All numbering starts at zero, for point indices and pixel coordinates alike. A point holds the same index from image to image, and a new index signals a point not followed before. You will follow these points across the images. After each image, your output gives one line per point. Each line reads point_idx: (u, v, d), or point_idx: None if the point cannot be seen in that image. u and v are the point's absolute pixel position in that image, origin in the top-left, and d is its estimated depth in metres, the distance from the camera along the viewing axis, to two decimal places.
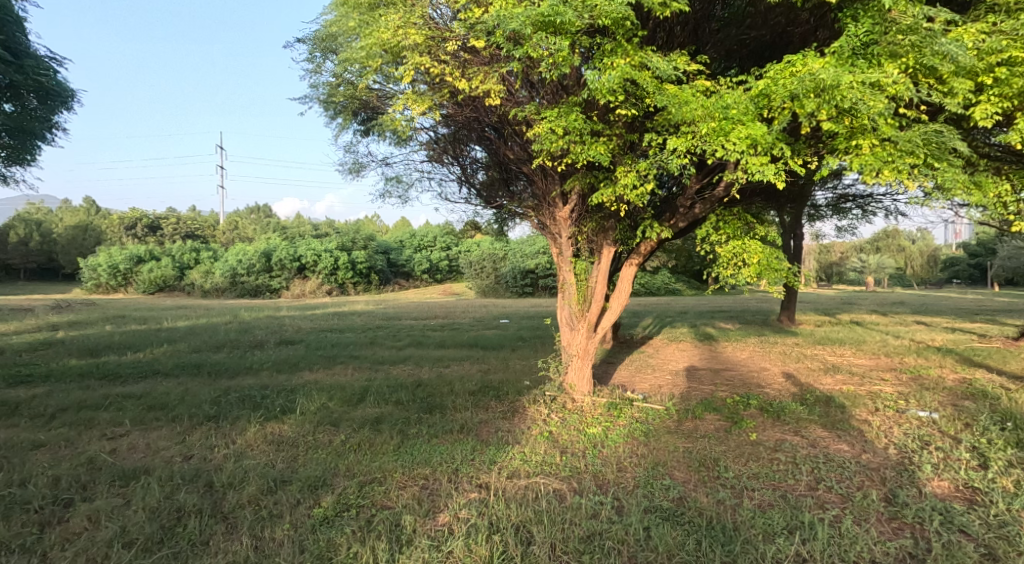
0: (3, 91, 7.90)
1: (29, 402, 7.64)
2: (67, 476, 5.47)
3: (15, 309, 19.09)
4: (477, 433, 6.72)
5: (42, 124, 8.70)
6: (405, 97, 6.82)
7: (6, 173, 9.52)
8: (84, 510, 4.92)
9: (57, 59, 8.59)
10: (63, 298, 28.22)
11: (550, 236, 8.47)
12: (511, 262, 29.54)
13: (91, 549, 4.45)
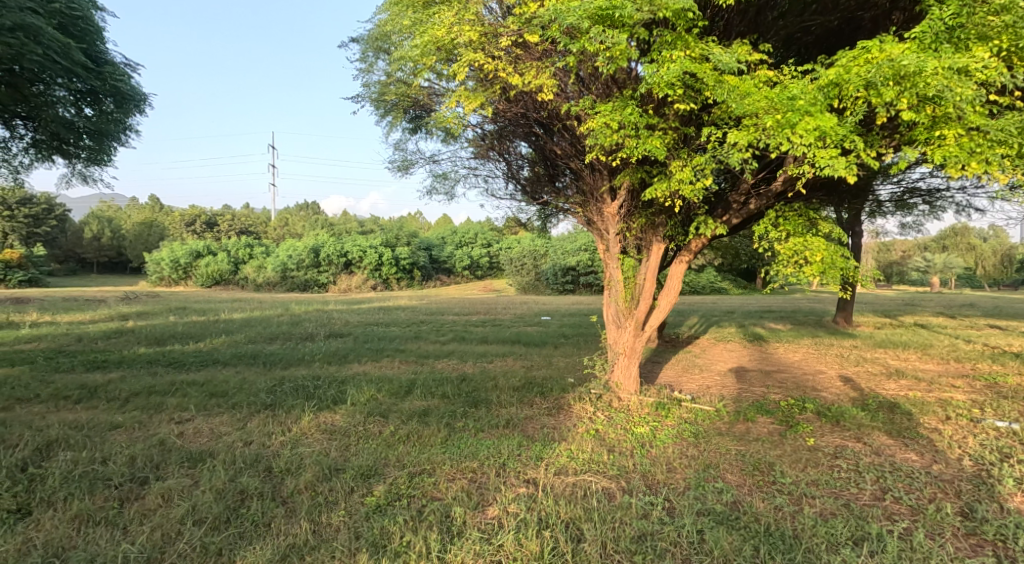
0: (83, 96, 8.27)
1: (104, 386, 8.03)
2: (142, 455, 5.71)
3: (89, 301, 20.19)
4: (523, 429, 6.72)
5: (118, 127, 9.05)
6: (457, 94, 6.87)
7: (88, 173, 10.02)
8: (157, 488, 5.12)
9: (133, 66, 8.97)
10: (129, 290, 29.62)
11: (598, 233, 8.41)
12: (552, 259, 29.45)
13: (163, 526, 4.64)
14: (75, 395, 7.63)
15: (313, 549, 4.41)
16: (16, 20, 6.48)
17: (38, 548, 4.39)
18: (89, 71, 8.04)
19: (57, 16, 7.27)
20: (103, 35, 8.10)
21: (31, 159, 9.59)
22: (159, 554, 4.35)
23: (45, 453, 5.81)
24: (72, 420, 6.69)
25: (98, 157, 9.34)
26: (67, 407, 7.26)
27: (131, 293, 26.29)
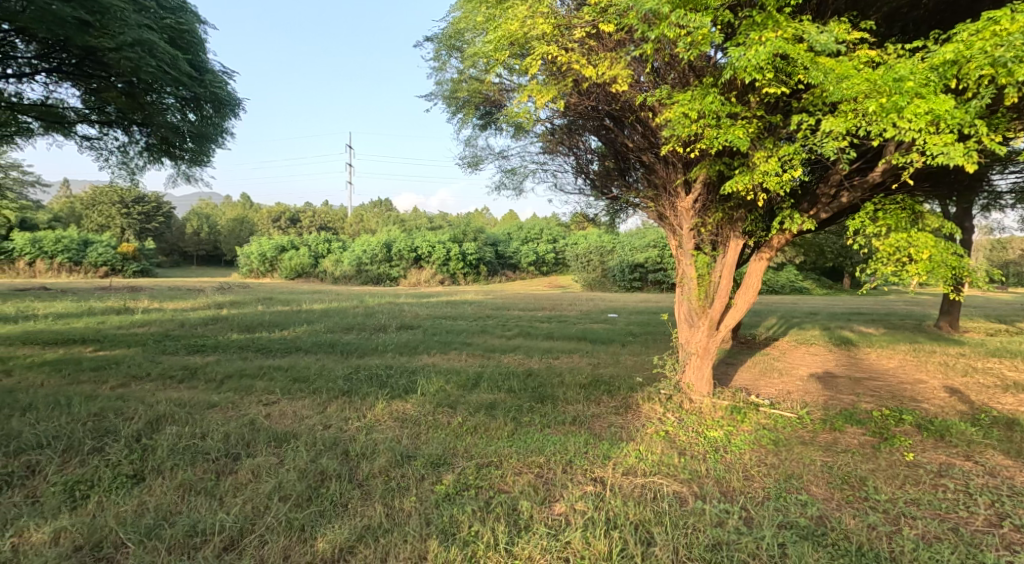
0: (186, 103, 8.68)
1: (203, 368, 8.44)
2: (235, 433, 5.92)
3: (189, 290, 21.48)
4: (591, 427, 6.53)
5: (217, 130, 9.47)
6: (529, 89, 6.73)
7: (190, 174, 10.56)
8: (248, 464, 5.29)
9: (231, 73, 9.36)
10: (220, 281, 31.36)
11: (670, 229, 8.09)
12: (619, 255, 28.89)
13: (252, 500, 4.78)
14: (179, 375, 8.04)
15: (386, 533, 4.44)
16: (136, 36, 7.03)
17: (149, 512, 4.61)
18: (194, 79, 8.48)
19: (168, 30, 7.76)
20: (205, 45, 8.50)
21: (144, 160, 10.21)
22: (250, 525, 4.47)
23: (154, 426, 6.12)
24: (177, 398, 7.03)
25: (199, 159, 9.87)
26: (173, 385, 7.66)
27: (224, 284, 27.79)
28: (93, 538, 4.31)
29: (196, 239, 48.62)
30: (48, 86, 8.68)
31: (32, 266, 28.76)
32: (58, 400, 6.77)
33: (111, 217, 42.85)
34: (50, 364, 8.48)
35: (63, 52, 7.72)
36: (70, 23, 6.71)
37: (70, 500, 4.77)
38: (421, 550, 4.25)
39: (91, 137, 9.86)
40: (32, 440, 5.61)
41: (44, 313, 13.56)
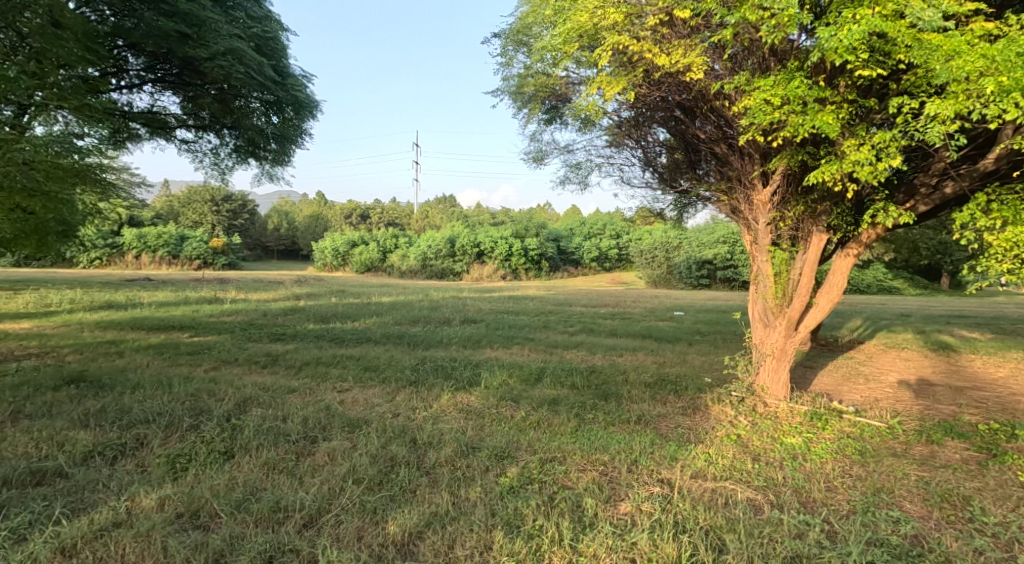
0: (270, 107, 8.94)
1: (284, 354, 8.71)
2: (313, 417, 6.04)
3: (270, 282, 22.39)
4: (657, 427, 6.28)
5: (299, 132, 9.69)
6: (598, 81, 6.50)
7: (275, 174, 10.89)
8: (325, 447, 5.37)
9: (310, 76, 9.60)
10: (297, 274, 32.61)
11: (745, 224, 7.67)
12: (686, 251, 28.05)
13: (328, 481, 4.83)
14: (262, 360, 8.33)
15: (453, 521, 4.41)
16: (227, 46, 7.43)
17: (238, 486, 4.72)
18: (277, 83, 8.71)
19: (255, 38, 8.11)
20: (288, 50, 8.87)
21: (233, 161, 10.57)
22: (327, 505, 4.52)
23: (242, 407, 6.33)
24: (261, 382, 7.27)
25: (281, 159, 10.15)
26: (257, 370, 7.94)
27: (301, 276, 28.90)
28: (192, 506, 4.44)
29: (276, 235, 51.01)
30: (154, 95, 9.15)
31: (139, 259, 31.51)
32: (160, 380, 7.13)
33: (203, 213, 45.41)
34: (153, 348, 8.97)
35: (169, 63, 8.26)
36: (172, 36, 7.50)
37: (172, 471, 4.94)
38: (487, 540, 4.19)
39: (189, 140, 10.28)
40: (139, 416, 5.89)
41: (147, 301, 14.46)
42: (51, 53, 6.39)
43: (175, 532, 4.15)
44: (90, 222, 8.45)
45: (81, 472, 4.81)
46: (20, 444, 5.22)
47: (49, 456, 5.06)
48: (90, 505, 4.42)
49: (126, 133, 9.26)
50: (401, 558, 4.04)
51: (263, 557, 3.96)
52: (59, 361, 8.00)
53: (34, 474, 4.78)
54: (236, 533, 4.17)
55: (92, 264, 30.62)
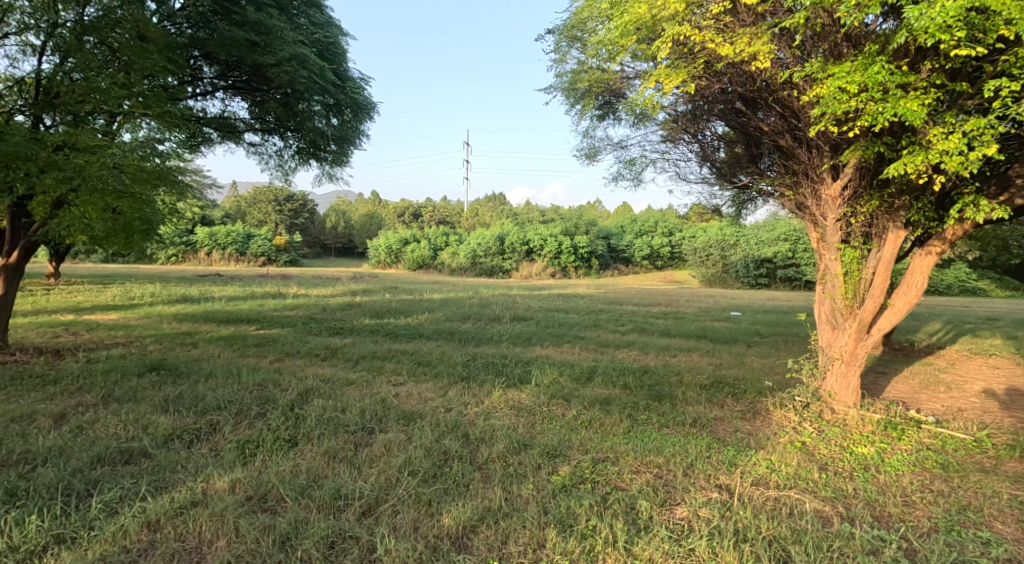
0: (329, 109, 9.07)
1: (342, 348, 8.82)
2: (370, 409, 6.05)
3: (328, 279, 22.93)
4: (714, 431, 6.01)
5: (356, 133, 9.80)
6: (655, 74, 6.22)
7: (333, 173, 11.07)
8: (381, 438, 5.35)
9: (366, 78, 9.72)
10: (353, 270, 33.30)
11: (811, 220, 7.23)
12: (743, 249, 27.16)
13: (385, 472, 4.80)
14: (322, 353, 8.45)
15: (506, 517, 4.31)
16: (292, 52, 7.58)
17: (302, 473, 4.73)
18: (337, 85, 8.85)
19: (318, 43, 8.33)
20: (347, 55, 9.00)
21: (297, 163, 10.78)
22: (385, 495, 4.49)
23: (305, 398, 6.41)
24: (322, 373, 7.38)
25: (340, 160, 10.31)
26: (318, 362, 8.06)
27: (356, 273, 29.43)
28: (260, 490, 4.47)
29: (334, 233, 52.41)
30: (225, 101, 9.41)
31: (209, 256, 32.94)
32: (230, 369, 7.33)
33: (268, 214, 47.11)
34: (223, 339, 9.25)
35: (239, 71, 8.48)
36: (243, 44, 7.67)
37: (242, 456, 5.00)
38: (539, 537, 4.07)
39: (257, 143, 10.56)
40: (212, 403, 6.04)
41: (218, 295, 14.98)
42: (138, 64, 6.67)
43: (245, 514, 4.18)
44: (171, 221, 8.73)
45: (163, 453, 4.93)
46: (109, 425, 5.40)
47: (134, 437, 5.21)
48: (171, 485, 4.51)
49: (203, 137, 9.66)
50: (456, 551, 3.96)
51: (325, 542, 3.94)
52: (141, 350, 8.34)
53: (122, 453, 4.92)
54: (301, 517, 4.17)
55: (170, 260, 32.24)
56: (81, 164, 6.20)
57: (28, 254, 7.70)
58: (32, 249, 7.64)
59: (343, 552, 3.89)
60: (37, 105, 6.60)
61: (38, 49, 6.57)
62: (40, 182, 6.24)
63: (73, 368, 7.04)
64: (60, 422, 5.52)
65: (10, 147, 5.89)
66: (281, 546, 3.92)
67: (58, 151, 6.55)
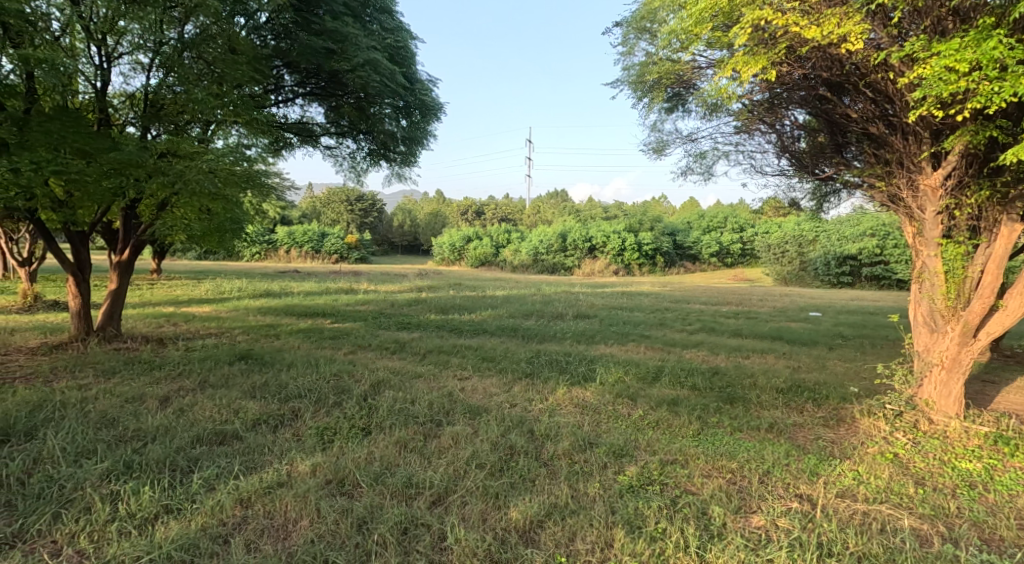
0: (399, 111, 9.15)
1: (409, 342, 8.88)
2: (438, 401, 6.00)
3: (394, 276, 23.20)
4: (792, 437, 5.61)
5: (424, 134, 9.85)
6: (732, 61, 5.86)
7: (402, 173, 11.18)
8: (449, 431, 5.28)
9: (435, 80, 9.73)
10: (418, 267, 33.79)
11: (907, 214, 6.64)
12: (824, 246, 25.82)
13: (454, 463, 4.72)
14: (390, 347, 8.52)
15: (573, 514, 4.14)
16: (365, 57, 7.59)
17: (376, 460, 4.71)
18: (407, 88, 8.92)
19: (390, 48, 8.34)
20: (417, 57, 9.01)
21: (368, 164, 10.95)
22: (454, 486, 4.41)
23: (377, 389, 6.44)
24: (392, 366, 7.42)
25: (409, 160, 10.39)
26: (387, 355, 8.13)
27: (421, 270, 29.77)
28: (339, 475, 4.48)
29: (401, 231, 53.68)
30: (302, 106, 9.63)
31: (287, 254, 34.44)
32: (308, 359, 7.49)
33: (340, 213, 48.74)
34: (301, 331, 9.50)
35: (316, 77, 8.65)
36: (320, 52, 7.83)
37: (321, 442, 5.04)
38: (608, 536, 3.89)
39: (330, 145, 10.78)
40: (293, 391, 6.15)
41: (295, 291, 15.48)
42: (229, 77, 6.81)
43: (326, 496, 4.19)
44: (257, 220, 9.00)
45: (252, 436, 5.02)
46: (205, 408, 5.56)
47: (227, 420, 5.34)
48: (261, 466, 4.58)
49: (285, 143, 9.76)
50: (523, 545, 3.84)
51: (398, 528, 3.90)
52: (230, 340, 8.66)
53: (217, 435, 5.04)
54: (376, 503, 4.14)
55: (252, 258, 33.91)
56: (181, 169, 6.43)
57: (139, 251, 7.90)
58: (142, 247, 7.88)
59: (416, 538, 3.84)
60: (146, 118, 6.93)
61: (146, 66, 6.88)
62: (146, 186, 6.48)
63: (173, 356, 7.34)
64: (163, 404, 5.72)
65: (123, 156, 6.18)
66: (358, 529, 3.90)
67: (163, 158, 6.83)
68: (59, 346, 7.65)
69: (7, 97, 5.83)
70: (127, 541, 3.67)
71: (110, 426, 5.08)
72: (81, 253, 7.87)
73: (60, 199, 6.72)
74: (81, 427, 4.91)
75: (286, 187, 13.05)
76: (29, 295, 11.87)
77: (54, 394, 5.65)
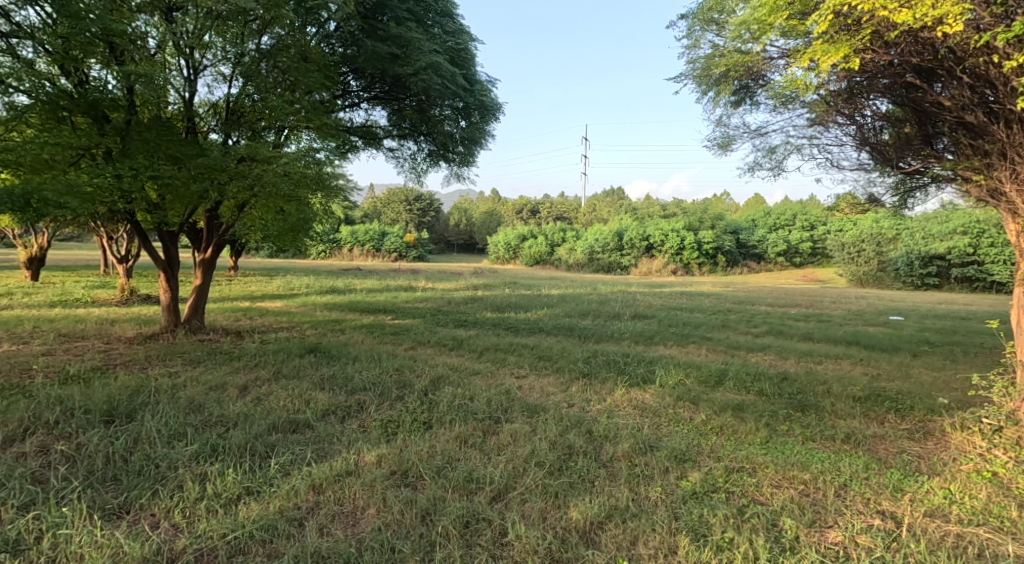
0: (457, 112, 9.27)
1: (467, 339, 8.99)
2: (496, 399, 6.06)
3: (449, 274, 23.40)
4: (872, 449, 5.37)
5: (484, 135, 9.94)
6: (812, 50, 5.61)
7: (461, 173, 11.31)
8: (507, 428, 5.33)
9: (494, 81, 9.81)
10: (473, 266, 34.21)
11: (1009, 210, 6.25)
12: (907, 245, 24.46)
13: (513, 461, 4.75)
14: (448, 343, 8.65)
15: (634, 517, 4.10)
16: (427, 61, 7.75)
17: (438, 454, 4.80)
18: (467, 90, 9.05)
19: (451, 51, 8.46)
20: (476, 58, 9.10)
21: (428, 165, 11.14)
22: (514, 483, 4.45)
23: (437, 384, 6.55)
24: (451, 362, 7.54)
25: (467, 160, 10.49)
26: (445, 351, 8.27)
27: (478, 269, 30.01)
28: (402, 466, 4.58)
29: (457, 230, 54.40)
30: (367, 110, 9.88)
31: (349, 252, 35.56)
32: (372, 354, 7.70)
33: (399, 213, 49.85)
34: (364, 327, 9.77)
35: (381, 82, 8.87)
36: (386, 58, 8.01)
37: (385, 434, 5.17)
38: (670, 543, 3.84)
39: (393, 147, 11.02)
40: (359, 384, 6.34)
41: (357, 287, 15.93)
42: (302, 83, 7.11)
43: (391, 487, 4.31)
44: (325, 220, 9.26)
45: (322, 426, 5.21)
46: (280, 397, 5.81)
47: (299, 410, 5.56)
48: (330, 454, 4.75)
49: (350, 146, 10.06)
50: (584, 545, 3.83)
51: (461, 522, 3.97)
52: (300, 334, 9.00)
53: (291, 423, 5.25)
54: (438, 495, 4.23)
55: (317, 256, 35.19)
56: (258, 173, 6.70)
57: (220, 248, 8.31)
58: (223, 245, 8.34)
59: (477, 532, 3.90)
60: (226, 124, 7.35)
61: (228, 76, 7.21)
62: (229, 190, 6.80)
63: (251, 348, 7.70)
64: (243, 393, 6.01)
65: (209, 161, 6.61)
66: (422, 520, 3.99)
67: (242, 162, 7.11)
68: (152, 337, 8.17)
69: (111, 110, 6.50)
70: (215, 518, 3.88)
71: (197, 411, 5.38)
72: (170, 250, 8.35)
73: (156, 203, 7.14)
74: (173, 411, 5.23)
75: (350, 187, 13.44)
76: (125, 290, 12.67)
77: (149, 380, 6.07)
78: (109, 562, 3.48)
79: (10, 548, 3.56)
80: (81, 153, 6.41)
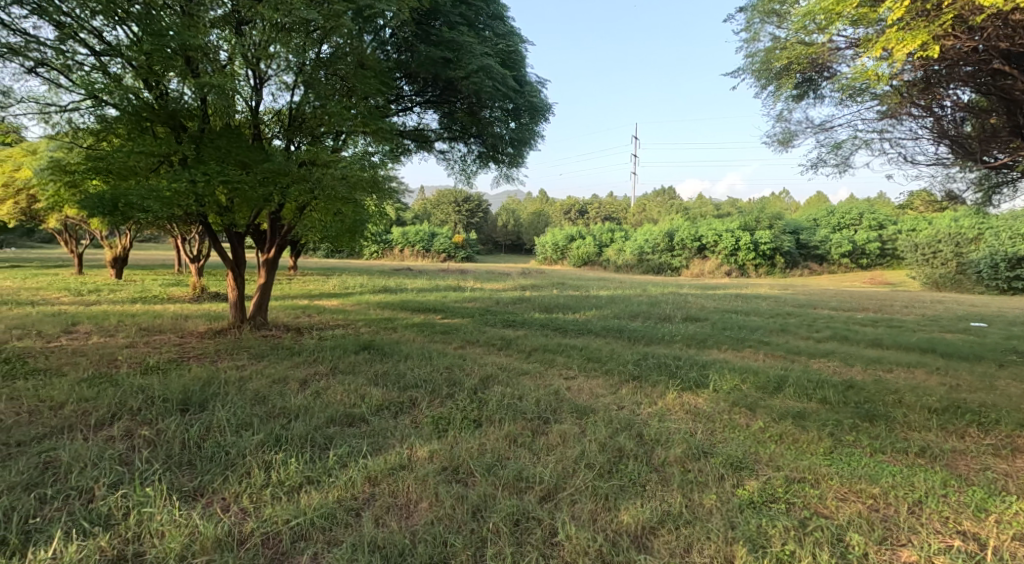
0: (507, 114, 9.41)
1: (517, 340, 9.10)
2: (545, 399, 6.15)
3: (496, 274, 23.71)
4: (950, 465, 5.20)
5: (534, 135, 10.05)
6: (885, 39, 5.45)
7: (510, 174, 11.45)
8: (557, 428, 5.42)
9: (543, 81, 9.90)
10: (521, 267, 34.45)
11: None
12: (989, 247, 23.12)
13: (562, 461, 4.84)
14: (498, 343, 8.80)
15: (688, 524, 4.13)
16: (478, 64, 7.91)
17: (488, 452, 4.94)
18: (516, 91, 9.19)
19: (502, 53, 8.59)
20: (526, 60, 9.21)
21: (478, 166, 11.33)
22: (564, 483, 4.54)
23: (486, 383, 6.70)
24: (501, 362, 7.67)
25: (517, 160, 10.61)
26: (495, 351, 8.41)
27: (526, 269, 30.18)
28: (454, 463, 4.74)
29: (505, 231, 54.75)
30: (419, 114, 10.13)
31: (401, 252, 36.37)
32: (425, 352, 7.91)
33: (449, 213, 50.55)
34: (416, 326, 10.02)
35: (433, 86, 9.10)
36: (438, 62, 8.21)
37: (437, 430, 5.34)
38: (727, 552, 3.86)
39: (444, 149, 11.25)
40: (412, 381, 6.55)
41: (410, 287, 16.30)
42: (360, 90, 7.38)
43: (443, 482, 4.46)
44: (379, 222, 9.55)
45: (377, 420, 5.43)
46: (337, 392, 6.06)
47: (355, 404, 5.80)
48: (385, 448, 4.95)
49: (404, 150, 10.34)
50: (636, 549, 3.89)
51: (512, 519, 4.09)
52: (356, 332, 9.32)
53: (347, 417, 5.49)
54: (489, 493, 4.36)
55: (371, 256, 36.14)
56: (320, 176, 7.00)
57: (282, 249, 8.70)
58: (284, 246, 8.72)
59: (527, 531, 4.01)
60: (288, 130, 7.70)
61: (290, 85, 7.55)
62: (291, 193, 7.14)
63: (309, 344, 8.04)
64: (303, 386, 6.30)
65: (274, 165, 6.99)
66: (473, 516, 4.14)
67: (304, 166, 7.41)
68: (219, 332, 8.63)
69: (187, 118, 6.95)
70: (279, 504, 4.13)
71: (261, 402, 5.69)
72: (236, 249, 8.78)
73: (226, 206, 7.55)
74: (240, 402, 5.55)
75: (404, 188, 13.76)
76: (197, 287, 13.44)
77: (218, 372, 6.44)
78: (187, 540, 3.75)
79: (101, 522, 3.89)
80: (161, 160, 6.84)
